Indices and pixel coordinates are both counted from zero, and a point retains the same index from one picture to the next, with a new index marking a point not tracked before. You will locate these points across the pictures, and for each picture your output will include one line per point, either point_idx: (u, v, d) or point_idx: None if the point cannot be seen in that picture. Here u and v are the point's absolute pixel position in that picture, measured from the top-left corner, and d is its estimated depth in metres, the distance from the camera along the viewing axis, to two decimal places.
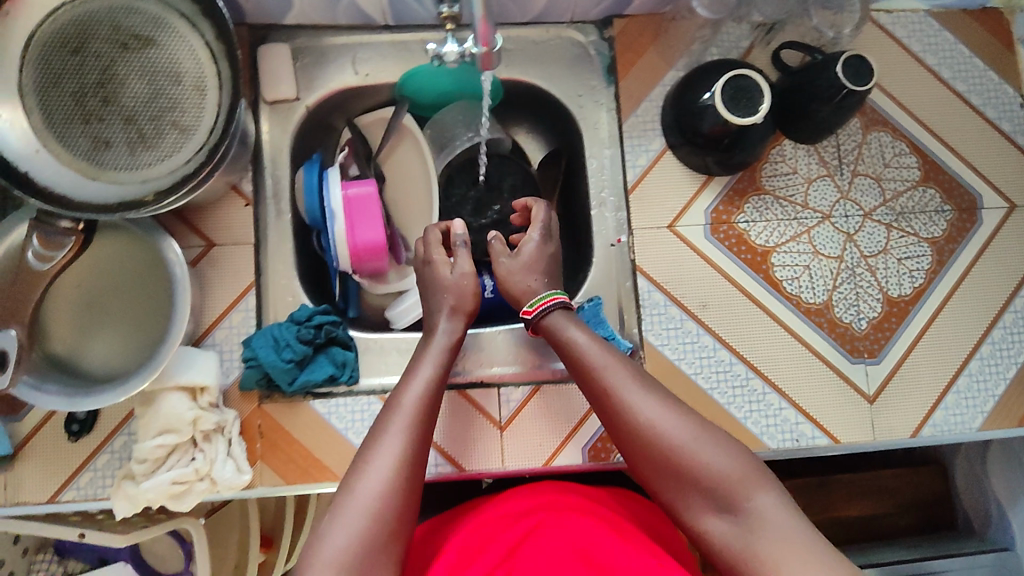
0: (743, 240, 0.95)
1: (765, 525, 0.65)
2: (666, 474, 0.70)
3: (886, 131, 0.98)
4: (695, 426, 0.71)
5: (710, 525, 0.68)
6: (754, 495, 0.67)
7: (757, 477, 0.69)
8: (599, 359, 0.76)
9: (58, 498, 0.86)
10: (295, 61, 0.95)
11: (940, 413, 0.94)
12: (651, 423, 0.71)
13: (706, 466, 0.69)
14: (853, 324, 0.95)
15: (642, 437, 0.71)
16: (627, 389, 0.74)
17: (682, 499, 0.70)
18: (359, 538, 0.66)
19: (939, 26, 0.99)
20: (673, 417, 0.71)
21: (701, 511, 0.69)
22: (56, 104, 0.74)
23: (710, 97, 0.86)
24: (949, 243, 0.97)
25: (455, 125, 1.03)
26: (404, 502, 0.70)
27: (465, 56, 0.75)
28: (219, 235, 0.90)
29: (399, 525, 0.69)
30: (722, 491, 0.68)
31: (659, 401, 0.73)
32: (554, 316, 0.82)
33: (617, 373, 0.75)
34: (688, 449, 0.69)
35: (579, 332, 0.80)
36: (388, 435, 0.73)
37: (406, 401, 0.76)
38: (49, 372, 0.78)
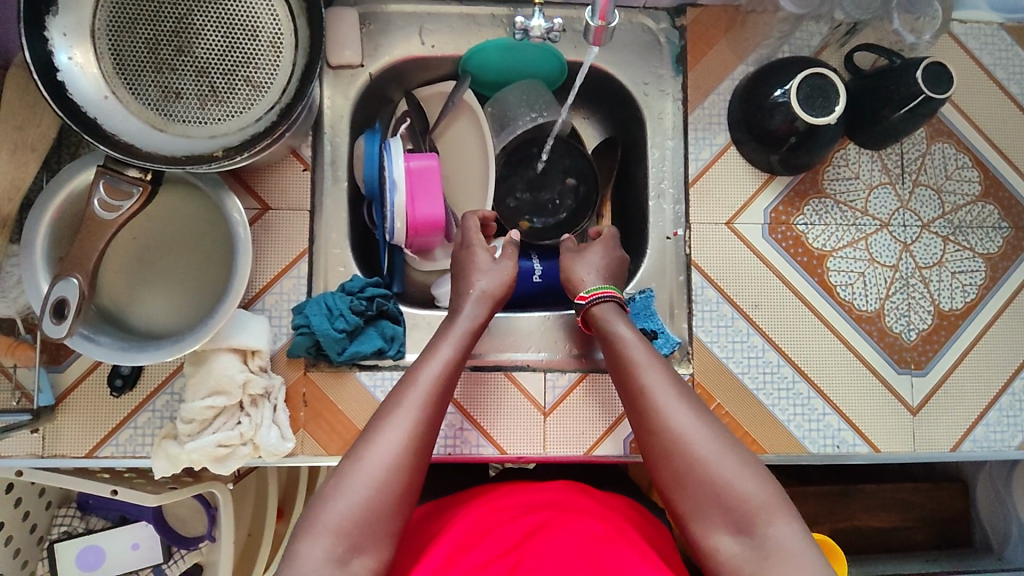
0: (800, 242, 0.94)
1: (780, 555, 0.62)
2: (684, 482, 0.67)
3: (950, 143, 0.97)
4: (724, 441, 0.68)
5: (722, 545, 0.65)
6: (774, 523, 0.63)
7: (780, 506, 0.65)
8: (637, 356, 0.74)
9: (96, 454, 0.84)
10: (362, 26, 0.93)
11: (982, 429, 0.94)
12: (679, 432, 0.68)
13: (729, 484, 0.65)
14: (902, 334, 0.94)
15: (666, 444, 0.68)
16: (660, 389, 0.71)
17: (697, 516, 0.66)
18: (358, 506, 0.65)
19: (1012, 40, 0.98)
20: (702, 428, 0.68)
21: (715, 528, 0.65)
22: (129, 50, 0.72)
23: (784, 94, 0.85)
24: (1003, 260, 0.96)
25: (517, 105, 1.00)
26: (410, 479, 0.68)
27: (551, 32, 0.73)
28: (275, 198, 0.88)
29: (402, 499, 0.67)
30: (742, 512, 0.64)
31: (693, 409, 0.70)
32: (604, 308, 0.81)
33: (651, 375, 0.72)
34: (713, 463, 0.66)
35: (623, 328, 0.78)
36: (400, 408, 0.71)
37: (424, 377, 0.74)
38: (103, 325, 0.78)
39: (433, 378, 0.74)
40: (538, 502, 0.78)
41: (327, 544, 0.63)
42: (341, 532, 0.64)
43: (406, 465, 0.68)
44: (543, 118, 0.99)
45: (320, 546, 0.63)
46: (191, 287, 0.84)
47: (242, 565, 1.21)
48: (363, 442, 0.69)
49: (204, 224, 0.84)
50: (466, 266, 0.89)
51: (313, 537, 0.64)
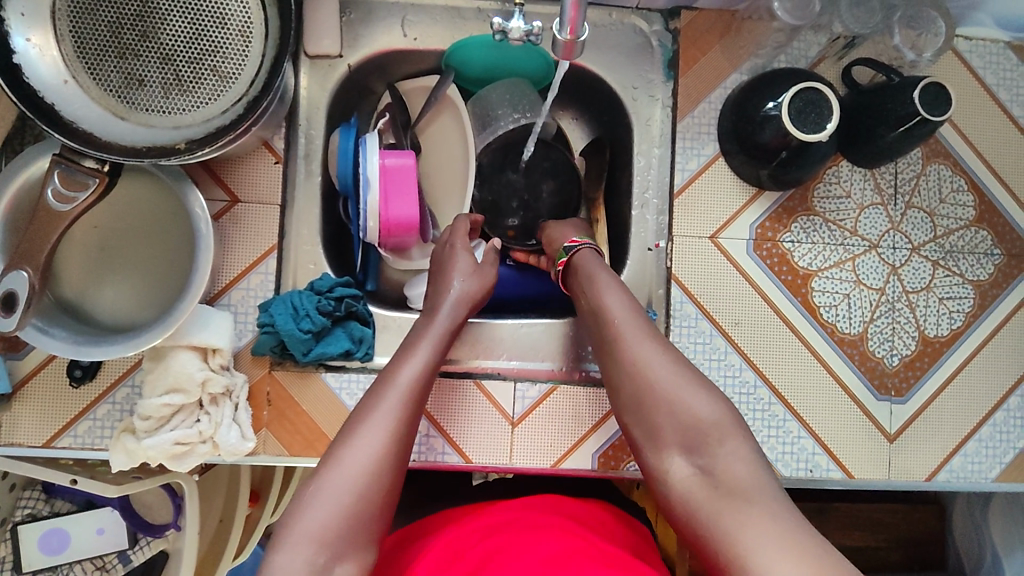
0: (785, 260, 0.91)
1: (732, 480, 0.62)
2: (646, 411, 0.68)
3: (946, 165, 0.93)
4: (686, 371, 0.69)
5: (677, 470, 0.66)
6: (725, 445, 0.64)
7: (734, 430, 0.65)
8: (608, 293, 0.75)
9: (54, 444, 0.83)
10: (342, 14, 0.89)
11: (959, 459, 0.91)
12: (642, 358, 0.70)
13: (685, 407, 0.66)
14: (884, 359, 0.92)
15: (629, 371, 0.70)
16: (629, 324, 0.72)
17: (655, 443, 0.67)
18: (333, 517, 0.63)
19: (1017, 60, 0.94)
20: (664, 357, 0.70)
21: (671, 454, 0.66)
22: (90, 33, 0.69)
23: (775, 107, 0.82)
24: (993, 288, 0.94)
25: (501, 103, 0.97)
26: (390, 483, 0.66)
27: (530, 35, 0.69)
28: (245, 191, 0.85)
29: (375, 513, 0.65)
30: (697, 436, 0.65)
31: (659, 344, 0.71)
32: (584, 253, 0.83)
33: (619, 306, 0.74)
34: (671, 389, 0.68)
35: (600, 270, 0.79)
36: (376, 409, 0.69)
37: (401, 380, 0.72)
38: (60, 316, 0.76)
39: (410, 381, 0.72)
40: (504, 520, 0.76)
41: (309, 554, 0.61)
42: (324, 542, 0.62)
43: (380, 474, 0.66)
44: (526, 119, 0.96)
45: (300, 559, 0.61)
46: (154, 280, 0.81)
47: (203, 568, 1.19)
48: (337, 446, 0.67)
49: (170, 215, 0.82)
50: (447, 266, 0.85)
51: (291, 548, 0.61)
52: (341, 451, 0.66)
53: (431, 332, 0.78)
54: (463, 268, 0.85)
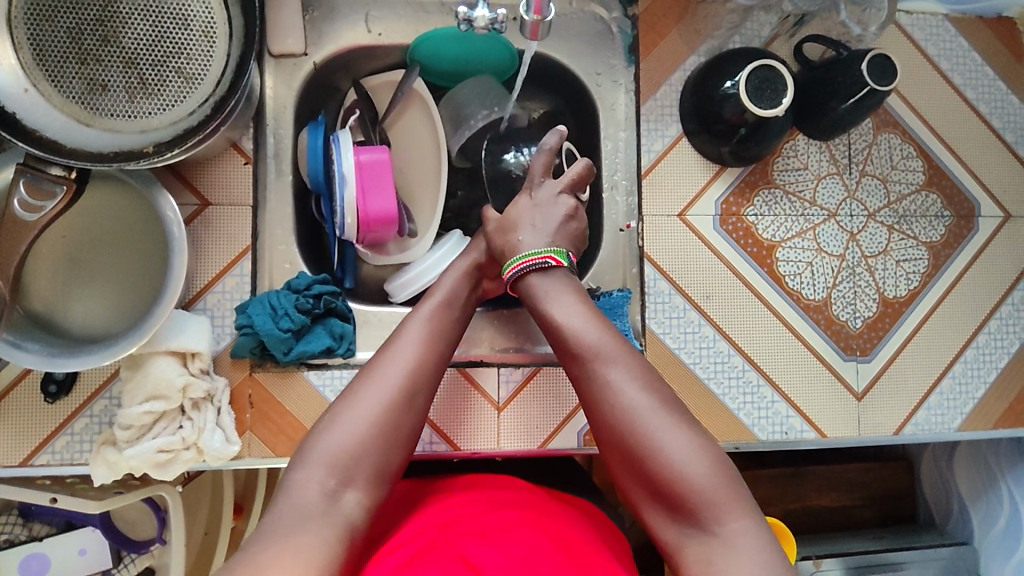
0: (750, 232, 0.95)
1: (730, 554, 0.58)
2: (633, 471, 0.64)
3: (896, 134, 0.98)
4: (672, 427, 0.63)
5: (678, 540, 0.62)
6: (723, 519, 0.59)
7: (731, 497, 0.60)
8: (578, 335, 0.68)
9: (31, 462, 0.81)
10: (304, 12, 0.89)
11: (923, 412, 0.96)
12: (623, 416, 0.64)
13: (671, 474, 0.61)
14: (849, 322, 0.96)
15: (610, 432, 0.65)
16: (602, 377, 0.66)
17: (647, 508, 0.64)
18: (352, 436, 0.62)
19: (955, 32, 0.99)
20: (647, 412, 0.64)
21: (668, 522, 0.62)
22: (48, 39, 0.67)
23: (733, 85, 0.85)
24: (946, 248, 0.99)
25: (470, 102, 0.97)
26: (407, 414, 0.66)
27: (495, 23, 0.71)
28: (215, 194, 0.85)
29: (396, 435, 0.65)
30: (688, 507, 0.60)
31: (639, 390, 0.65)
32: (539, 277, 0.75)
33: (597, 356, 0.67)
34: (654, 453, 0.62)
35: (559, 300, 0.72)
36: (393, 351, 0.69)
37: (418, 326, 0.72)
38: (31, 331, 0.74)
39: (424, 328, 0.72)
40: (502, 498, 0.73)
41: (323, 475, 0.60)
42: (334, 464, 0.61)
43: (404, 406, 0.66)
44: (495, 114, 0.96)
45: (317, 477, 0.60)
46: (128, 288, 0.80)
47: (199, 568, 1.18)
48: (360, 378, 0.67)
49: (139, 222, 0.81)
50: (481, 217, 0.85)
51: (310, 464, 0.61)
52: (364, 381, 0.66)
53: (446, 283, 0.78)
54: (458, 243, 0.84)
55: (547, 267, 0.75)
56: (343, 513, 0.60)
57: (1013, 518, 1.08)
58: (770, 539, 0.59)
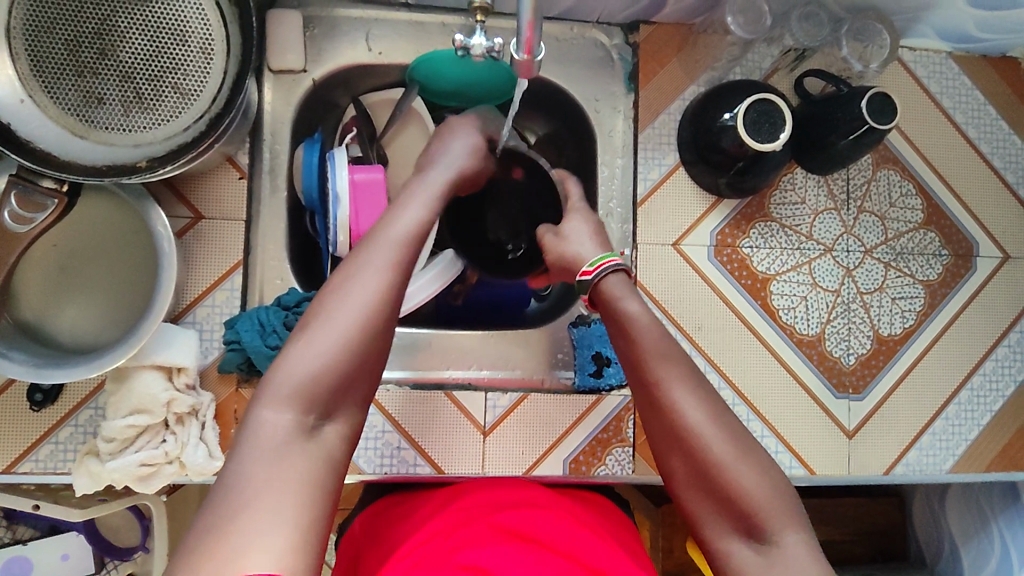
0: (744, 265, 0.94)
1: (790, 569, 0.56)
2: (699, 484, 0.62)
3: (895, 170, 0.97)
4: (740, 439, 0.62)
5: (735, 551, 0.59)
6: (782, 532, 0.58)
7: (793, 511, 0.59)
8: (649, 347, 0.66)
9: (14, 470, 0.80)
10: (305, 29, 0.90)
11: (914, 452, 0.95)
12: (694, 421, 0.62)
13: (738, 485, 0.59)
14: (842, 358, 0.95)
15: (677, 435, 0.63)
16: (673, 385, 0.64)
17: (704, 516, 0.61)
18: (321, 366, 0.56)
19: (959, 70, 0.99)
20: (716, 421, 0.62)
21: (725, 531, 0.60)
22: (46, 51, 0.67)
23: (731, 118, 0.85)
24: (942, 287, 0.98)
25: None
26: (375, 341, 0.58)
27: (492, 51, 0.71)
28: (208, 208, 0.85)
29: (368, 363, 0.58)
30: (751, 518, 0.59)
31: (709, 403, 0.63)
32: (613, 280, 0.73)
33: (670, 364, 0.65)
34: (725, 462, 0.60)
35: (634, 306, 0.70)
36: (358, 271, 0.59)
37: (390, 243, 0.62)
38: (18, 340, 0.74)
39: (397, 244, 0.62)
40: (508, 500, 0.73)
41: (296, 408, 0.54)
42: (307, 392, 0.55)
43: (375, 330, 0.58)
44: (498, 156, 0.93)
45: (288, 412, 0.54)
46: (117, 299, 0.81)
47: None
48: (318, 307, 0.58)
49: (130, 234, 0.81)
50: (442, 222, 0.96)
51: (279, 396, 0.54)
52: (326, 307, 0.58)
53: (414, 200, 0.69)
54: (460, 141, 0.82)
55: (619, 271, 0.73)
56: (322, 446, 0.55)
57: (1001, 561, 1.05)
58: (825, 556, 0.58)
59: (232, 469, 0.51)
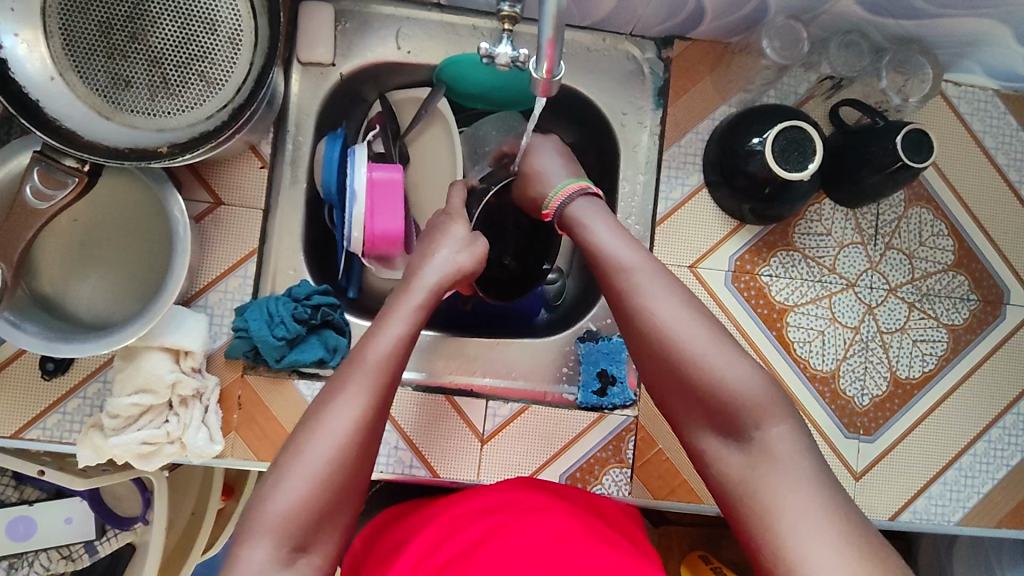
0: (762, 293, 0.92)
1: (767, 455, 0.60)
2: (675, 383, 0.65)
3: (928, 209, 0.94)
4: (717, 339, 0.65)
5: (713, 444, 0.63)
6: (763, 424, 0.61)
7: (774, 404, 0.62)
8: (621, 254, 0.72)
9: (23, 435, 0.82)
10: (337, 23, 0.90)
11: (923, 501, 0.92)
12: (670, 324, 0.66)
13: (716, 379, 0.63)
14: (855, 398, 0.92)
15: (653, 340, 0.66)
16: (644, 286, 0.69)
17: (688, 418, 0.65)
18: (296, 502, 0.59)
19: (1005, 109, 0.95)
20: (692, 322, 0.66)
21: (708, 429, 0.64)
22: (79, 31, 0.69)
23: (760, 142, 0.83)
24: (968, 333, 0.94)
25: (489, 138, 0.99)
26: (353, 470, 0.61)
27: (517, 61, 0.71)
28: (228, 195, 0.86)
29: (347, 494, 0.61)
30: (731, 412, 0.62)
31: (681, 304, 0.68)
32: (579, 203, 0.80)
33: (644, 274, 0.70)
34: (696, 355, 0.64)
35: (601, 226, 0.76)
36: (336, 406, 0.63)
37: (367, 373, 0.64)
38: (34, 312, 0.76)
39: (374, 376, 0.64)
40: (500, 501, 0.72)
41: (269, 546, 0.57)
42: (282, 532, 0.58)
43: (347, 468, 0.61)
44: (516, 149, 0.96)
45: (262, 549, 0.57)
46: (132, 277, 0.82)
47: (167, 570, 1.12)
48: (294, 454, 0.61)
49: (149, 215, 0.83)
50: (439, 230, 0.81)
51: (253, 538, 0.57)
52: (300, 455, 0.60)
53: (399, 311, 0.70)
54: (457, 236, 0.80)
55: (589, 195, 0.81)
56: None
57: None
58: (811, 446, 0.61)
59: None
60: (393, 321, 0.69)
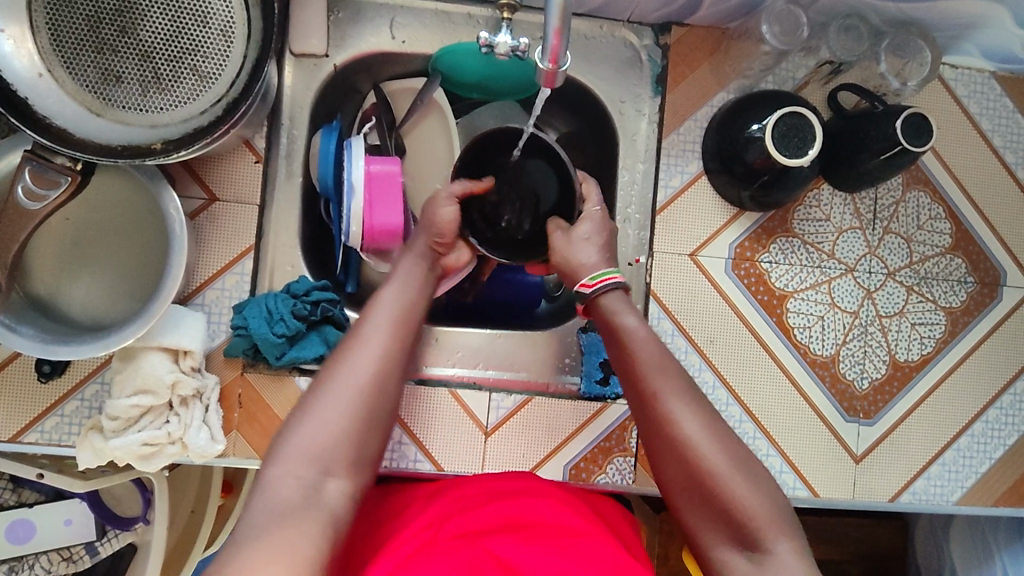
0: (762, 280, 0.92)
1: (783, 575, 0.59)
2: (693, 493, 0.64)
3: (925, 192, 0.94)
4: (737, 455, 0.65)
5: (728, 558, 0.62)
6: (776, 541, 0.61)
7: (786, 523, 0.62)
8: (650, 357, 0.70)
9: (20, 439, 0.81)
10: (329, 13, 0.88)
11: (922, 482, 0.93)
12: (692, 436, 0.65)
13: (734, 498, 0.62)
14: (854, 382, 0.93)
15: (673, 448, 0.65)
16: (672, 394, 0.67)
17: (697, 524, 0.65)
18: (324, 436, 0.61)
19: (1001, 91, 0.95)
20: (713, 434, 0.65)
21: (719, 540, 0.63)
22: (67, 26, 0.67)
23: (759, 129, 0.82)
24: (965, 315, 0.95)
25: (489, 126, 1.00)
26: (379, 399, 0.64)
27: (517, 51, 0.70)
28: (223, 191, 0.84)
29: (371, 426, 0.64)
30: (746, 530, 0.62)
31: (704, 415, 0.67)
32: (610, 297, 0.76)
33: (671, 382, 0.68)
34: (719, 470, 0.63)
35: (630, 321, 0.73)
36: (347, 364, 0.64)
37: (371, 348, 0.66)
38: (29, 315, 0.75)
39: (381, 343, 0.66)
40: (510, 486, 0.72)
41: (299, 471, 0.59)
42: (312, 459, 0.59)
43: (365, 414, 0.63)
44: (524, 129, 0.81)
45: (291, 475, 0.58)
46: (128, 277, 0.81)
47: (169, 569, 1.11)
48: (319, 385, 0.64)
49: (144, 212, 0.81)
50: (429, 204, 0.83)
51: (285, 463, 0.59)
52: (324, 387, 0.63)
53: (407, 265, 0.76)
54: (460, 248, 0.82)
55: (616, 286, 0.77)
56: (325, 508, 0.58)
57: None
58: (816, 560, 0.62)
59: (239, 535, 0.55)
60: (377, 318, 0.69)
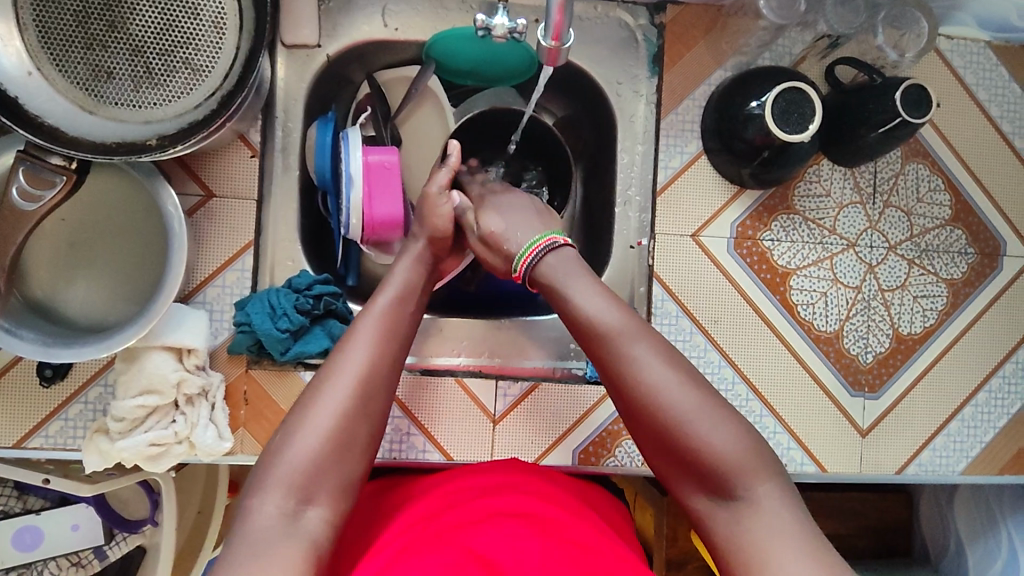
0: (765, 258, 0.92)
1: (758, 515, 0.57)
2: (664, 444, 0.62)
3: (924, 164, 0.94)
4: (702, 398, 0.62)
5: (706, 505, 0.61)
6: (751, 484, 0.59)
7: (759, 463, 0.60)
8: (601, 313, 0.67)
9: (25, 444, 0.80)
10: (320, 2, 0.87)
11: (928, 453, 0.93)
12: (657, 387, 0.62)
13: (704, 445, 0.60)
14: (859, 356, 0.93)
15: (635, 402, 0.63)
16: (628, 349, 0.64)
17: (671, 475, 0.63)
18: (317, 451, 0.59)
19: (996, 61, 0.95)
20: (679, 383, 0.63)
21: (696, 487, 0.61)
22: (56, 23, 0.65)
23: (758, 106, 0.82)
24: (966, 286, 0.95)
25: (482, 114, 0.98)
26: (367, 419, 0.63)
27: (514, 33, 0.69)
28: (219, 186, 0.83)
29: (350, 448, 0.61)
30: (717, 474, 0.59)
31: (665, 362, 0.64)
32: (559, 260, 0.73)
33: (626, 336, 0.65)
34: (684, 419, 0.61)
35: (583, 280, 0.71)
36: (331, 382, 0.63)
37: (351, 366, 0.64)
38: (29, 319, 0.74)
39: (366, 357, 0.65)
40: (496, 479, 0.71)
41: (279, 498, 0.57)
42: (291, 486, 0.58)
43: (345, 435, 0.61)
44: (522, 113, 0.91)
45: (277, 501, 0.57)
46: (127, 277, 0.80)
47: (179, 570, 1.11)
48: (308, 402, 0.62)
49: (140, 210, 0.80)
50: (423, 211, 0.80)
51: (264, 491, 0.58)
52: (314, 404, 0.62)
53: (398, 273, 0.75)
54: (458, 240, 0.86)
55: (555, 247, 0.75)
56: (307, 534, 0.57)
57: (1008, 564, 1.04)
58: (800, 503, 0.59)
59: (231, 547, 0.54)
60: (359, 330, 0.67)
